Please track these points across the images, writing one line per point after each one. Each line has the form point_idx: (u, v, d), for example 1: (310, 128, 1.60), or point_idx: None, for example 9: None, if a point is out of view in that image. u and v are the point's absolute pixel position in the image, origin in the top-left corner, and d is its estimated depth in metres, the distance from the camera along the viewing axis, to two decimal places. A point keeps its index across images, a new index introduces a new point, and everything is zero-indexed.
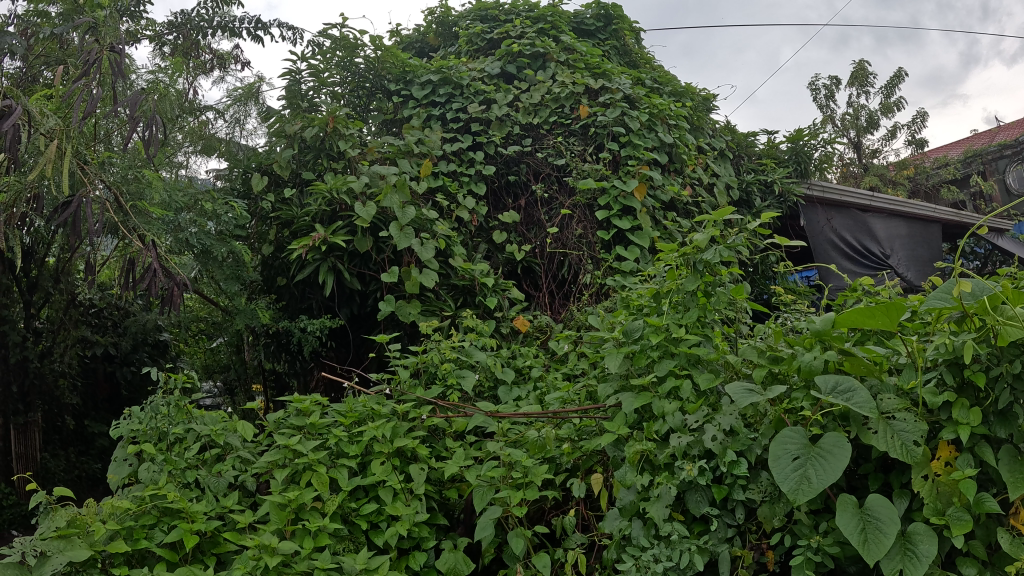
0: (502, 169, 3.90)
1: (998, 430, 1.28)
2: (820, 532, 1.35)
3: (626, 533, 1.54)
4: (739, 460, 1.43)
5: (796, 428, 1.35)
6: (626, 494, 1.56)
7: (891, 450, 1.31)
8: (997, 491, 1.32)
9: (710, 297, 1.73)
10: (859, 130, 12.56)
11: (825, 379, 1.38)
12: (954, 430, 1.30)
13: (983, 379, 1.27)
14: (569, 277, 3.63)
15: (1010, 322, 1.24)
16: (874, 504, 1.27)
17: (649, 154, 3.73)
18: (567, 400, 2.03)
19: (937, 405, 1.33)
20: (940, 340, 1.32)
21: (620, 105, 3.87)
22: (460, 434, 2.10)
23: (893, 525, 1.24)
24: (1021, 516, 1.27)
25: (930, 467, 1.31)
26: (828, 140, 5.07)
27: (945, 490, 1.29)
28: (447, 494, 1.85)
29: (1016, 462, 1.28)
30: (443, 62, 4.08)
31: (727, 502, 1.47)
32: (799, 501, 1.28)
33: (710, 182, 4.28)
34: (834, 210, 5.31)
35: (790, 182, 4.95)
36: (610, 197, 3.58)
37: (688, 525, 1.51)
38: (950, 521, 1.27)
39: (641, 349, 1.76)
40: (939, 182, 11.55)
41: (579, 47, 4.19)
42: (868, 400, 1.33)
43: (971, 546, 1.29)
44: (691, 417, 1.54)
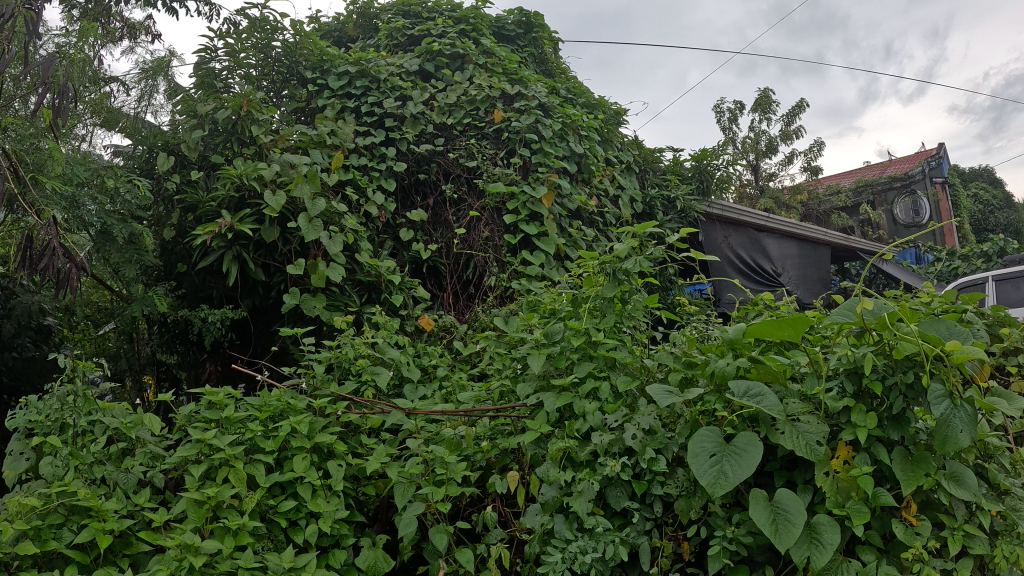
0: (413, 167, 3.87)
1: (891, 433, 1.42)
2: (734, 524, 1.43)
3: (548, 528, 1.54)
4: (657, 457, 1.51)
5: (712, 428, 1.42)
6: (548, 490, 1.58)
7: (797, 448, 1.40)
8: (892, 486, 1.47)
9: (626, 304, 1.81)
10: (757, 153, 13.25)
11: (737, 383, 1.45)
12: (853, 432, 1.42)
13: (880, 387, 1.40)
14: (474, 279, 3.68)
15: (904, 337, 1.38)
16: (783, 497, 1.38)
17: (559, 164, 3.84)
18: (481, 400, 2.04)
19: (838, 409, 1.46)
20: (843, 352, 1.44)
21: (534, 113, 3.97)
22: (373, 432, 2.08)
23: (801, 516, 1.34)
24: (912, 509, 1.43)
25: (831, 465, 1.42)
26: (731, 161, 5.29)
27: (844, 485, 1.42)
28: (365, 490, 1.82)
29: (907, 461, 1.42)
30: (362, 55, 4.03)
31: (647, 497, 1.54)
32: (715, 494, 1.33)
33: (615, 194, 4.44)
34: (732, 228, 5.66)
35: (693, 200, 5.14)
36: (519, 202, 3.64)
37: (608, 519, 1.56)
38: (850, 513, 1.40)
39: (561, 351, 1.82)
40: (830, 209, 12.38)
41: (498, 52, 4.25)
42: (777, 403, 1.40)
43: (869, 536, 1.44)
44: (610, 417, 1.61)
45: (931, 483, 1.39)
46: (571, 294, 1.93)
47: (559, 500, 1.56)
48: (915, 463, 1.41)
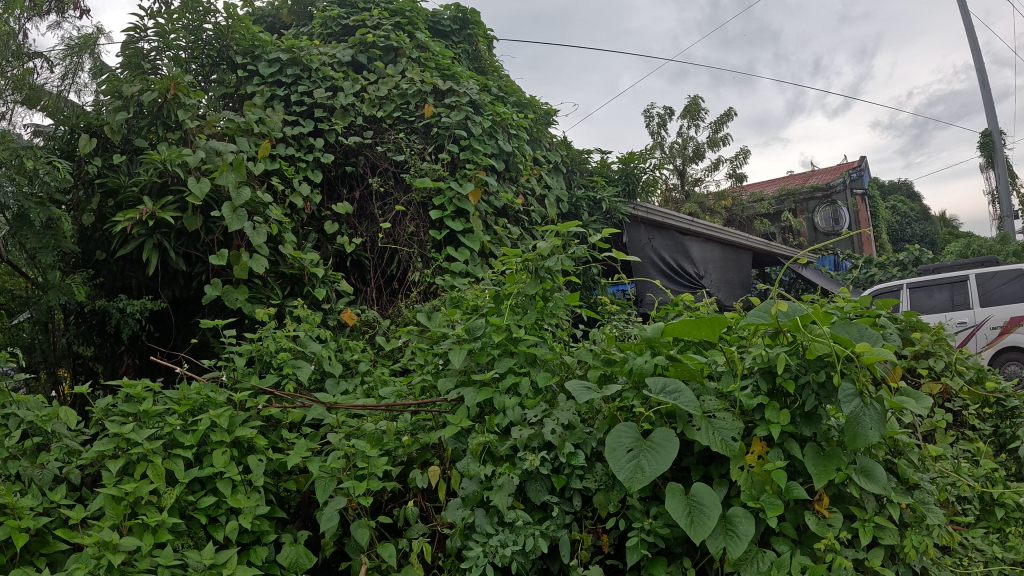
0: (340, 159, 3.83)
1: (803, 430, 1.47)
2: (651, 516, 1.47)
3: (469, 522, 1.54)
4: (575, 452, 1.53)
5: (629, 423, 1.42)
6: (468, 484, 1.57)
7: (712, 443, 1.42)
8: (804, 480, 1.52)
9: (547, 302, 1.85)
10: (685, 159, 13.51)
11: (655, 380, 1.47)
12: (767, 428, 1.47)
13: (793, 386, 1.45)
14: (398, 275, 3.70)
15: (817, 339, 1.41)
16: (698, 491, 1.41)
17: (487, 162, 3.87)
18: (403, 396, 2.03)
19: (753, 406, 1.50)
20: (757, 351, 1.48)
21: (465, 109, 3.99)
22: (293, 426, 2.06)
23: (715, 509, 1.36)
24: (824, 502, 1.49)
25: (745, 460, 1.47)
26: (657, 165, 5.34)
27: (758, 479, 1.46)
28: (285, 486, 1.81)
29: (818, 457, 1.47)
30: (293, 44, 4.00)
31: (567, 490, 1.56)
32: (633, 488, 1.32)
33: (542, 193, 4.48)
34: (656, 230, 5.75)
35: (618, 201, 5.16)
36: (445, 198, 3.66)
37: (528, 512, 1.56)
38: (764, 505, 1.44)
39: (482, 347, 1.83)
40: (752, 215, 12.79)
41: (432, 47, 4.26)
42: (693, 400, 1.43)
43: (783, 527, 1.49)
44: (530, 412, 1.62)
45: (842, 477, 1.45)
46: (494, 290, 1.94)
47: (480, 495, 1.56)
48: (826, 458, 1.46)
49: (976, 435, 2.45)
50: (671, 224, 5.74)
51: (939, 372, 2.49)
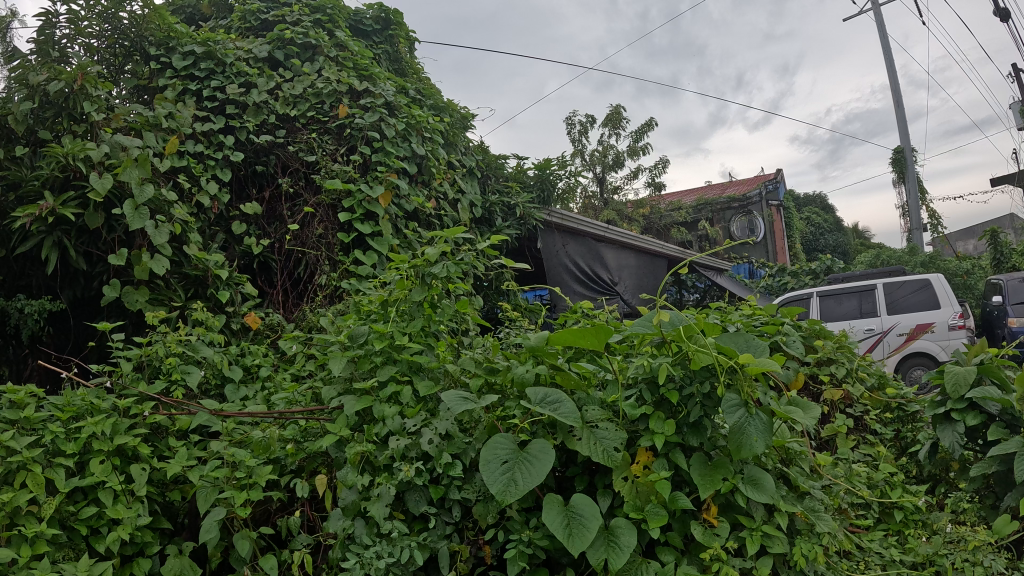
0: (251, 159, 3.83)
1: (690, 440, 1.46)
2: (530, 527, 1.44)
3: (349, 532, 1.50)
4: (454, 462, 1.50)
5: (505, 436, 1.40)
6: (348, 494, 1.52)
7: (594, 454, 1.39)
8: (689, 490, 1.50)
9: (435, 309, 1.84)
10: (604, 166, 13.26)
11: (536, 390, 1.45)
12: (651, 439, 1.44)
13: (677, 396, 1.43)
14: (305, 277, 3.67)
15: (702, 350, 1.39)
16: (579, 502, 1.37)
17: (399, 164, 3.81)
18: (292, 403, 1.98)
19: (637, 416, 1.47)
20: (641, 361, 1.47)
21: (379, 111, 3.96)
22: (182, 434, 2.01)
23: (595, 521, 1.33)
24: (711, 511, 1.48)
25: (629, 470, 1.45)
26: (573, 172, 5.53)
27: (643, 489, 1.44)
28: (170, 496, 1.76)
29: (705, 466, 1.45)
30: (210, 40, 4.00)
31: (448, 500, 1.53)
32: (505, 501, 1.29)
33: (455, 197, 4.49)
34: (570, 236, 5.75)
35: (532, 207, 5.25)
36: (355, 200, 3.59)
37: (407, 524, 1.53)
38: (647, 516, 1.41)
39: (365, 354, 1.78)
40: (666, 224, 13.58)
41: (350, 46, 4.24)
42: (574, 411, 1.42)
43: (669, 537, 1.46)
44: (409, 421, 1.58)
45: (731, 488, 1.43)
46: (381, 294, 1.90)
47: (357, 505, 1.52)
48: (712, 468, 1.44)
49: (876, 440, 2.69)
50: (586, 230, 5.75)
51: (840, 378, 2.82)
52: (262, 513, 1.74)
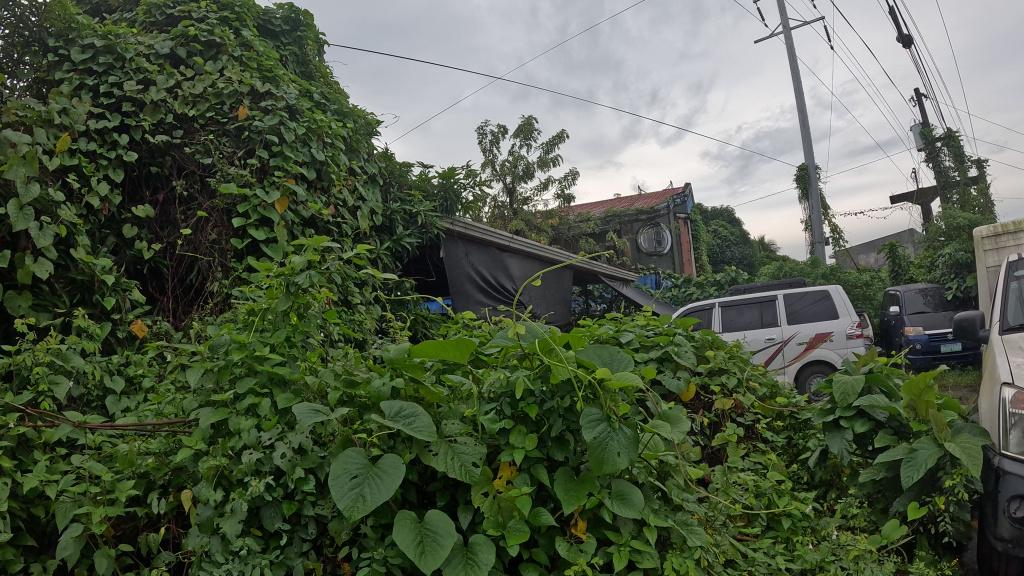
0: (146, 159, 4.63)
1: (556, 452, 2.00)
2: (381, 544, 1.90)
3: (205, 547, 1.96)
4: (307, 478, 1.94)
5: (357, 453, 1.83)
6: (204, 510, 2.00)
7: (453, 469, 1.90)
8: (552, 505, 2.06)
9: (300, 317, 2.38)
10: (518, 176, 17.07)
11: (393, 407, 1.94)
12: (512, 452, 1.97)
13: (537, 408, 1.96)
14: (198, 282, 4.55)
15: (560, 366, 1.92)
16: (433, 520, 1.79)
17: (296, 169, 4.74)
18: (161, 416, 2.45)
19: (495, 427, 1.98)
20: (502, 376, 1.98)
21: (280, 114, 4.88)
22: (47, 445, 2.37)
23: (450, 538, 1.74)
24: (580, 526, 2.03)
25: (493, 487, 1.98)
26: (476, 183, 6.76)
27: (505, 505, 1.97)
28: (36, 511, 2.09)
29: (571, 480, 1.98)
30: (112, 33, 4.73)
31: (301, 518, 1.99)
32: (353, 514, 1.71)
33: (355, 203, 5.42)
34: (473, 246, 7.29)
35: (433, 217, 6.44)
36: (252, 204, 4.44)
37: (263, 539, 1.98)
38: (511, 532, 1.93)
39: (228, 366, 2.29)
40: (580, 235, 18.00)
41: (255, 49, 5.19)
42: (425, 426, 1.90)
43: (538, 553, 2.00)
44: (265, 437, 2.04)
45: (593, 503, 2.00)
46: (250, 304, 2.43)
47: (213, 520, 1.99)
48: (573, 482, 1.98)
49: (765, 447, 3.69)
50: (489, 239, 7.33)
51: (730, 389, 3.75)
52: (129, 528, 2.23)
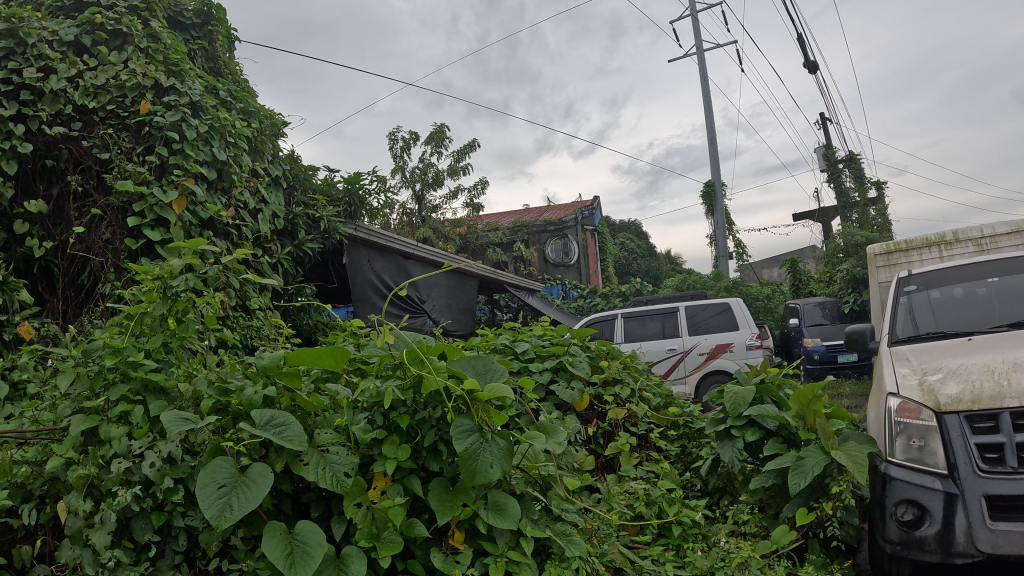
0: (45, 150, 5.88)
1: (431, 463, 3.02)
2: (246, 556, 2.72)
3: (77, 560, 2.67)
4: (175, 489, 2.70)
5: (224, 465, 2.58)
6: (75, 522, 2.71)
7: (328, 479, 2.76)
8: (420, 515, 3.09)
9: (176, 322, 3.15)
10: (424, 185, 22.58)
11: (265, 418, 2.74)
12: (385, 462, 2.92)
13: (406, 418, 2.95)
14: (89, 281, 5.83)
15: (430, 375, 2.88)
16: (304, 531, 2.62)
17: (194, 167, 5.93)
18: (37, 423, 3.10)
19: (366, 436, 2.94)
20: (370, 387, 2.97)
21: (181, 111, 6.08)
22: None
23: (319, 547, 2.57)
24: (457, 538, 3.06)
25: (366, 498, 2.90)
26: (373, 188, 9.01)
27: (375, 516, 2.88)
28: None
29: (444, 490, 2.99)
30: (16, 16, 5.90)
31: (172, 531, 2.76)
32: (221, 522, 2.43)
33: (257, 207, 7.11)
34: (375, 252, 9.90)
35: (334, 223, 8.55)
36: (147, 205, 5.57)
37: (135, 549, 2.72)
38: (383, 543, 2.85)
39: (101, 373, 3.01)
40: (483, 244, 24.26)
41: (162, 41, 6.37)
42: (294, 434, 2.72)
43: (412, 564, 2.99)
44: (136, 448, 2.76)
45: (468, 512, 3.01)
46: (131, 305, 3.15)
47: (81, 531, 2.70)
48: (444, 494, 2.97)
49: (655, 458, 5.16)
50: (380, 242, 9.82)
51: (622, 398, 5.33)
52: (8, 540, 2.93)
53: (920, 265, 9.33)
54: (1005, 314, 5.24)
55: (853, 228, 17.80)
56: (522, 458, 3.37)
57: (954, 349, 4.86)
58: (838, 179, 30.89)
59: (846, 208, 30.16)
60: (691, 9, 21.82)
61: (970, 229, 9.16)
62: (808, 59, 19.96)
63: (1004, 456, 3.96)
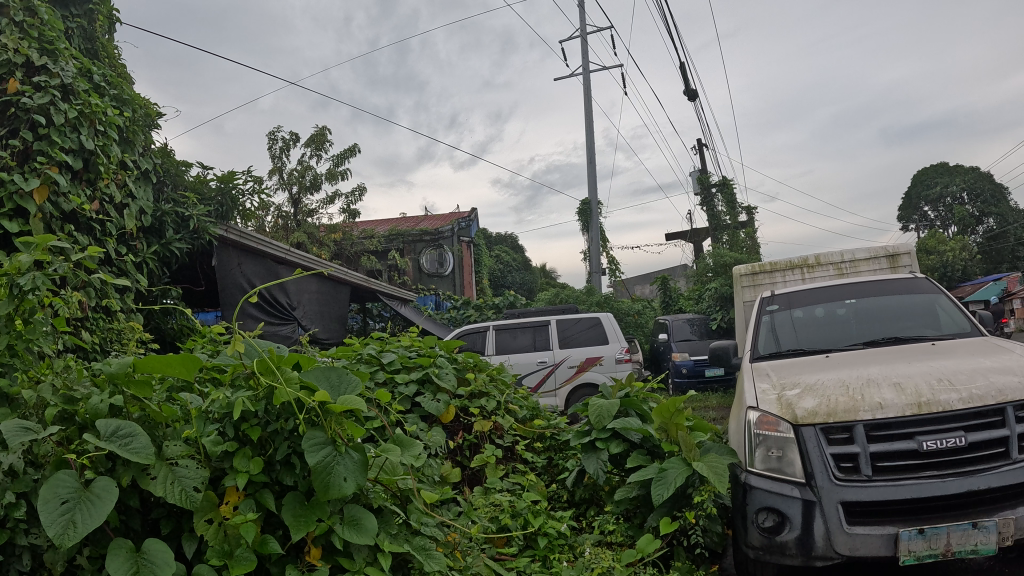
0: None
1: (285, 478, 3.35)
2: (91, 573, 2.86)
3: None
4: (18, 504, 2.68)
5: (69, 480, 2.65)
6: None
7: (177, 495, 3.02)
8: (272, 530, 3.42)
9: (24, 323, 3.11)
10: (303, 188, 22.13)
11: (113, 429, 2.90)
12: (235, 476, 3.23)
13: (257, 430, 3.31)
14: None
15: (281, 389, 3.20)
16: (154, 550, 2.87)
17: (58, 156, 5.69)
18: None
19: (215, 449, 3.26)
20: (220, 398, 3.30)
21: (50, 93, 5.83)
22: None
23: (169, 566, 2.83)
24: (314, 554, 3.37)
25: (215, 514, 3.20)
26: (242, 189, 9.06)
27: (225, 531, 3.18)
28: None
29: (298, 505, 3.29)
30: None
31: (15, 550, 2.71)
32: (66, 540, 2.52)
33: (127, 202, 6.92)
34: (245, 256, 9.83)
35: (204, 223, 8.50)
36: (8, 192, 5.26)
37: None
38: (235, 557, 3.16)
39: None
40: (360, 252, 24.06)
41: (39, 16, 6.04)
42: (143, 449, 2.89)
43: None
44: None
45: (323, 527, 3.31)
46: None
47: None
48: (298, 510, 3.28)
49: (518, 469, 6.13)
50: (249, 245, 9.75)
51: (485, 410, 6.26)
52: None
53: (783, 286, 9.93)
54: (865, 331, 5.63)
55: (722, 249, 19.03)
56: (379, 471, 3.78)
57: (813, 365, 5.18)
58: (712, 203, 32.59)
59: (717, 230, 32.00)
60: (582, 29, 22.56)
61: (833, 253, 9.72)
62: (688, 87, 20.96)
63: (859, 464, 4.22)
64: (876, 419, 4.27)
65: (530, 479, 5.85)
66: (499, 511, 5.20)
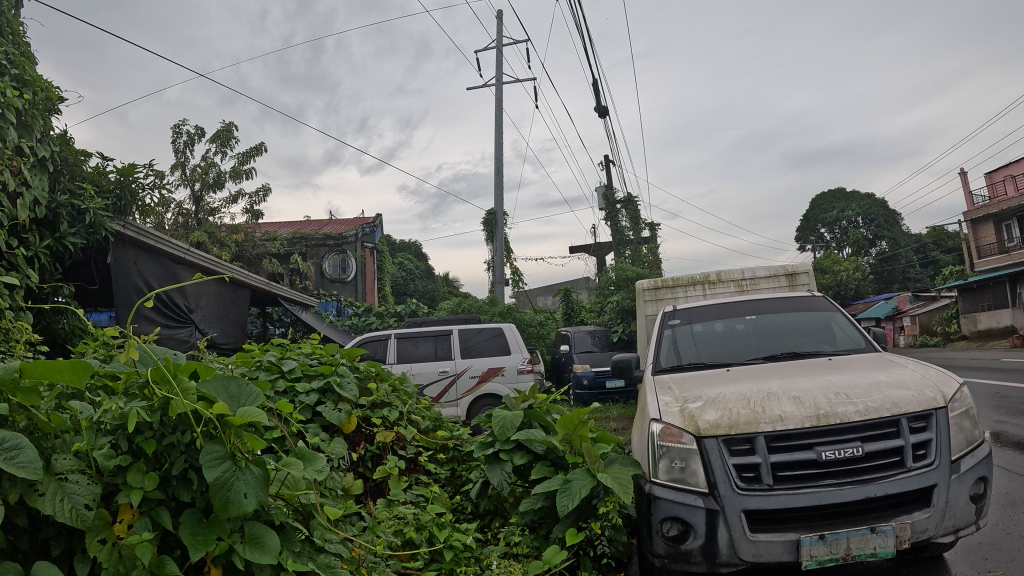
0: None
1: (183, 495, 3.14)
2: None
3: None
4: None
5: None
6: None
7: (69, 513, 2.78)
8: (168, 550, 3.19)
9: None
10: (205, 184, 21.16)
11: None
12: (129, 493, 2.99)
13: (152, 444, 3.08)
14: None
15: (177, 400, 3.00)
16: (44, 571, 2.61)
17: None
18: None
19: (108, 464, 3.01)
20: (112, 408, 3.08)
21: None
22: None
23: None
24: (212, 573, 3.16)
25: (109, 533, 2.95)
26: (145, 185, 8.62)
27: (118, 553, 2.94)
28: None
29: (198, 523, 3.08)
30: None
31: None
32: None
33: (18, 190, 6.48)
34: (142, 255, 9.34)
35: (103, 217, 8.02)
36: None
37: None
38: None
39: None
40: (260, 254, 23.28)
41: None
42: (32, 462, 2.62)
43: None
44: None
45: (222, 546, 3.11)
46: None
47: None
48: (198, 527, 3.07)
49: (421, 480, 6.00)
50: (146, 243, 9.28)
51: (388, 420, 6.10)
52: None
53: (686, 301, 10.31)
54: (767, 346, 5.89)
55: (625, 264, 19.53)
56: (280, 485, 3.59)
57: (714, 378, 5.36)
58: (615, 218, 33.43)
59: (618, 245, 32.82)
60: (501, 40, 22.64)
61: (733, 272, 10.19)
62: (601, 105, 21.37)
63: (760, 474, 4.38)
64: (776, 431, 4.44)
65: (433, 492, 5.76)
66: (404, 524, 5.07)
